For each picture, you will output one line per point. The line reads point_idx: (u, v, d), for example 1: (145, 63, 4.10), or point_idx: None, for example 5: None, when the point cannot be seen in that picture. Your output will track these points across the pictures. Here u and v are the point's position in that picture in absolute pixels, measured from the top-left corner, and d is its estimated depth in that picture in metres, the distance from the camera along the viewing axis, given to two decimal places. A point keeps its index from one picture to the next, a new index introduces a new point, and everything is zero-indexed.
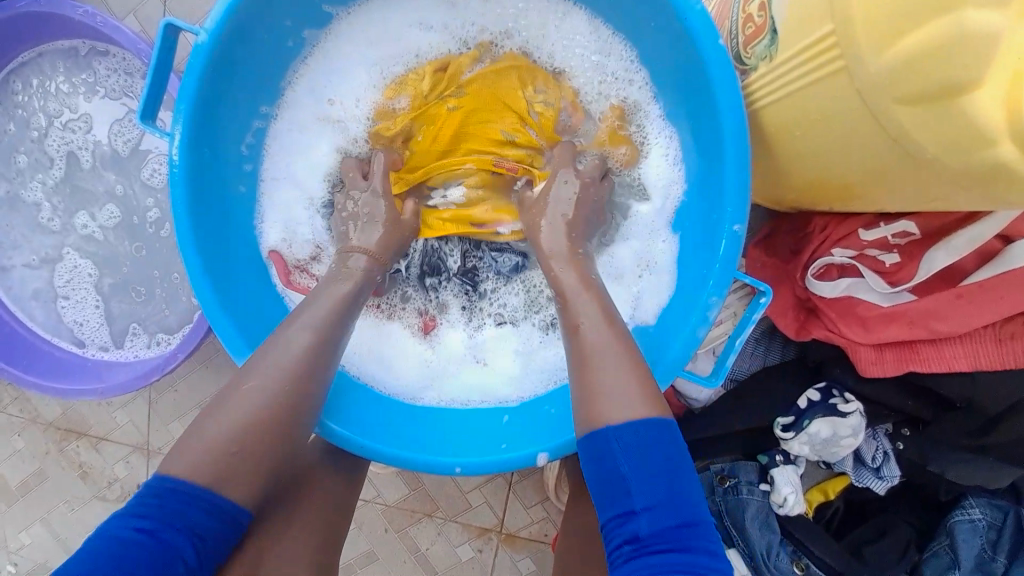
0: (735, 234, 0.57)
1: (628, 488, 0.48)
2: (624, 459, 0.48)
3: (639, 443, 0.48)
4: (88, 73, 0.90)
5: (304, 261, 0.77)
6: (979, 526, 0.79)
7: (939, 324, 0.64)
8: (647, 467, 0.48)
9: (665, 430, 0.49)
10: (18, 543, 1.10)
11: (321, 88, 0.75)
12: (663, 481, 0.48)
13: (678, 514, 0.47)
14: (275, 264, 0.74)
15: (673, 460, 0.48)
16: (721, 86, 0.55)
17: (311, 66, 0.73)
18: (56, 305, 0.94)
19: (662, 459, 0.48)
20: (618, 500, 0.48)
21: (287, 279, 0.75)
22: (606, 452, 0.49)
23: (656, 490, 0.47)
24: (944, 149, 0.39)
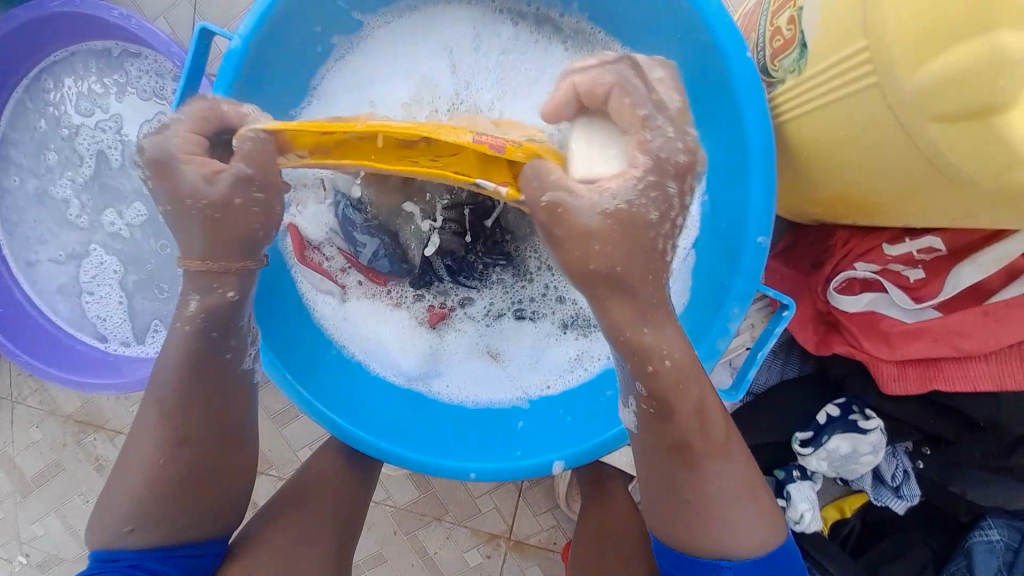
0: (758, 247, 0.57)
1: (716, 558, 0.53)
2: (710, 536, 0.52)
3: (723, 506, 0.52)
4: (119, 73, 0.93)
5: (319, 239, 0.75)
6: (995, 547, 0.77)
7: (963, 342, 0.64)
8: (731, 542, 0.52)
9: (746, 501, 0.53)
10: (33, 533, 1.12)
11: (345, 92, 0.76)
12: (741, 542, 0.52)
13: (758, 568, 0.53)
14: (292, 236, 0.72)
15: (749, 528, 0.53)
16: (747, 100, 0.56)
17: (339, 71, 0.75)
18: (81, 300, 0.96)
19: (743, 524, 0.52)
20: (704, 566, 0.53)
21: (302, 254, 0.73)
22: (687, 529, 0.53)
23: (742, 556, 0.52)
24: (978, 168, 0.39)
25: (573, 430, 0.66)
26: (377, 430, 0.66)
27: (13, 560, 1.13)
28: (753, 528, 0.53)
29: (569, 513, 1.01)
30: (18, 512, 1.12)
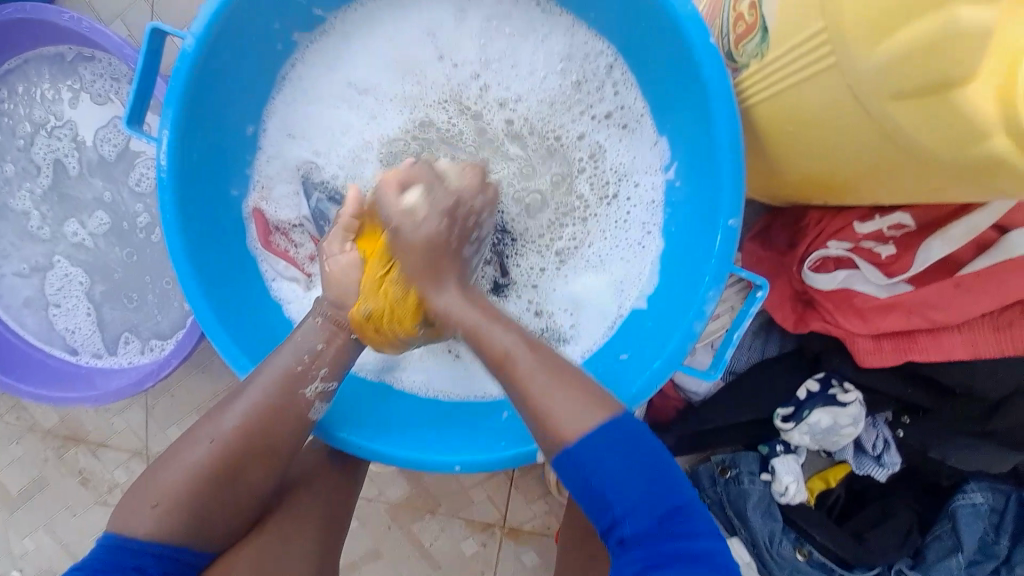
0: (730, 229, 0.56)
1: (607, 502, 0.49)
2: (599, 477, 0.49)
3: (604, 451, 0.49)
4: (73, 79, 0.89)
5: (285, 223, 0.75)
6: (981, 510, 0.80)
7: (936, 313, 0.64)
8: (613, 479, 0.49)
9: (625, 424, 0.51)
10: (20, 551, 1.10)
11: (314, 96, 0.74)
12: (640, 479, 0.49)
13: (657, 508, 0.49)
14: (255, 222, 0.73)
15: (642, 452, 0.50)
16: (713, 82, 0.54)
17: (302, 72, 0.73)
18: (47, 314, 0.93)
19: (623, 452, 0.50)
20: (599, 512, 0.50)
21: (265, 239, 0.73)
22: (579, 467, 0.50)
23: (634, 494, 0.49)
24: (942, 143, 0.39)
25: None
26: (359, 423, 0.66)
27: None
28: (651, 462, 0.50)
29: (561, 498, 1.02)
30: (2, 531, 1.10)
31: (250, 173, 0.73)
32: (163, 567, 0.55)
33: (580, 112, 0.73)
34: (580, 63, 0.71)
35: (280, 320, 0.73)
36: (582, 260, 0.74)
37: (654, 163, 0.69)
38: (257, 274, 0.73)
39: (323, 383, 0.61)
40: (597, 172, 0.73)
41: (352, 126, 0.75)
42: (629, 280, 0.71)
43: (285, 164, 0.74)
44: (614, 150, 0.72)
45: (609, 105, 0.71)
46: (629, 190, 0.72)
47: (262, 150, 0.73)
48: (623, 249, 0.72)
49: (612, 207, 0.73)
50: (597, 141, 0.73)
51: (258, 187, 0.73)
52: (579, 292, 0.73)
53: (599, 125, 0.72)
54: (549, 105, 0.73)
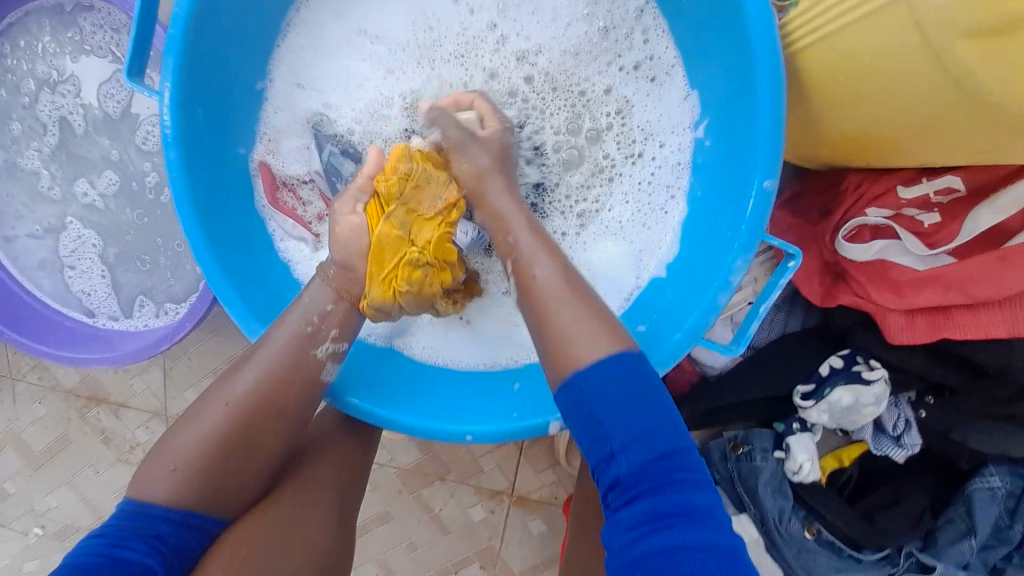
0: (764, 193, 0.53)
1: (606, 432, 0.47)
2: (601, 403, 0.47)
3: (608, 386, 0.47)
4: (74, 30, 0.86)
5: (292, 180, 0.74)
6: (998, 494, 0.78)
7: (976, 288, 0.61)
8: (621, 414, 0.46)
9: (627, 364, 0.48)
10: (46, 506, 1.14)
11: (327, 47, 0.72)
12: (635, 416, 0.46)
13: (652, 449, 0.45)
14: (263, 176, 0.71)
15: (647, 398, 0.47)
16: (757, 30, 0.50)
17: (311, 20, 0.71)
18: (63, 275, 0.93)
19: (628, 397, 0.47)
20: (598, 443, 0.47)
21: (273, 197, 0.72)
22: (585, 407, 0.48)
23: (636, 430, 0.46)
24: (1018, 88, 0.36)
25: None
26: (375, 393, 0.65)
27: (29, 530, 1.15)
28: (655, 407, 0.47)
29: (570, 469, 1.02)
30: (29, 486, 1.14)
31: (257, 125, 0.72)
32: (180, 534, 0.55)
33: (607, 64, 0.70)
34: (610, 9, 0.68)
35: (286, 286, 0.71)
36: (607, 220, 0.71)
37: (682, 115, 0.66)
38: (264, 233, 0.71)
39: (334, 344, 0.61)
40: (624, 129, 0.70)
41: (362, 78, 0.72)
42: (649, 247, 0.68)
43: (297, 118, 0.73)
44: (641, 107, 0.69)
45: (637, 56, 0.68)
46: (654, 150, 0.69)
47: (268, 102, 0.72)
48: (646, 212, 0.69)
49: (639, 161, 0.70)
50: (624, 95, 0.70)
51: (264, 140, 0.72)
52: (601, 252, 0.71)
53: (627, 77, 0.69)
54: (574, 57, 0.70)
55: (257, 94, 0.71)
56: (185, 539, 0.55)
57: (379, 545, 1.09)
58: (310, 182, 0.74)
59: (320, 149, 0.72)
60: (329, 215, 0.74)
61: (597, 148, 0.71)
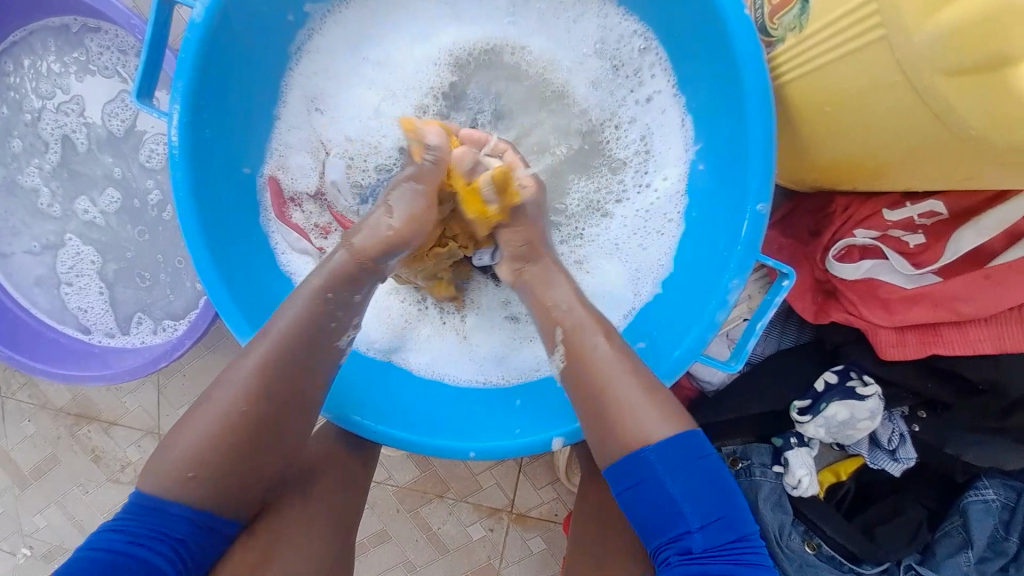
0: (758, 215, 0.55)
1: (680, 510, 0.51)
2: (673, 483, 0.51)
3: (677, 462, 0.51)
4: (80, 51, 0.88)
5: (298, 194, 0.75)
6: (992, 507, 0.79)
7: (963, 306, 0.63)
8: (690, 488, 0.51)
9: (699, 443, 0.52)
10: (35, 526, 1.12)
11: (339, 71, 0.73)
12: (707, 494, 0.51)
13: (723, 525, 0.50)
14: (270, 192, 0.72)
15: (716, 481, 0.52)
16: (744, 56, 0.53)
17: (323, 45, 0.72)
18: (60, 291, 0.93)
19: (700, 468, 0.51)
20: (672, 522, 0.51)
21: (281, 211, 0.73)
22: (642, 466, 0.52)
23: (708, 509, 0.51)
24: (988, 126, 0.39)
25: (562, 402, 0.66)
26: (377, 412, 0.65)
27: (16, 551, 1.13)
28: (717, 484, 0.52)
29: (569, 485, 1.02)
30: (16, 505, 1.11)
31: (268, 139, 0.72)
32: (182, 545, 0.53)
33: (625, 98, 0.71)
34: (615, 47, 0.70)
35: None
36: (617, 239, 0.72)
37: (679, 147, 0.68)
38: (266, 246, 0.71)
39: None
40: (640, 160, 0.71)
41: (369, 102, 0.74)
42: (646, 268, 0.69)
43: (303, 136, 0.74)
44: (654, 137, 0.70)
45: (650, 89, 0.69)
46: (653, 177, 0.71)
47: (280, 118, 0.73)
48: (642, 236, 0.70)
49: (648, 186, 0.71)
50: (645, 123, 0.71)
51: (273, 151, 0.73)
52: (618, 265, 0.71)
53: (642, 109, 0.71)
54: (603, 91, 0.72)
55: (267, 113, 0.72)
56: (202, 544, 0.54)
57: (376, 563, 1.07)
58: (316, 197, 0.76)
59: (331, 169, 0.75)
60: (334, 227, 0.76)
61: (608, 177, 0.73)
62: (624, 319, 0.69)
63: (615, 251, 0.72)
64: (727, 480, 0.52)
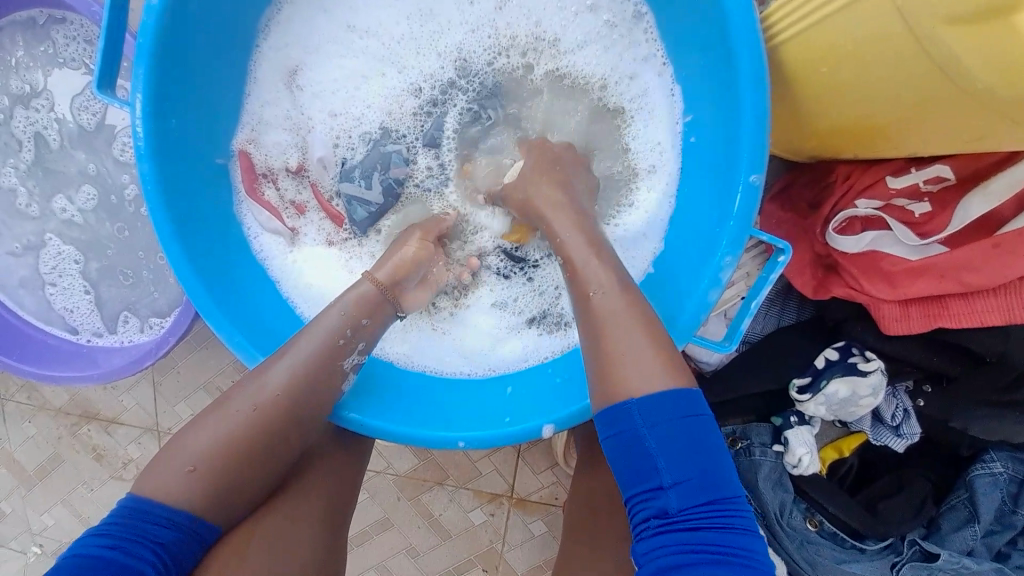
0: (751, 186, 0.52)
1: (656, 465, 0.47)
2: (652, 437, 0.47)
3: (667, 419, 0.47)
4: (46, 44, 0.84)
5: (274, 169, 0.73)
6: (999, 480, 0.77)
7: (970, 276, 0.60)
8: (672, 446, 0.47)
9: (691, 401, 0.48)
10: (42, 524, 1.12)
11: (313, 42, 0.71)
12: (691, 457, 0.47)
13: (704, 491, 0.46)
14: (241, 166, 0.70)
15: (700, 440, 0.48)
16: (734, 11, 0.49)
17: (293, 16, 0.69)
18: (45, 292, 0.91)
19: (686, 425, 0.47)
20: (646, 477, 0.48)
21: (252, 186, 0.70)
22: (626, 424, 0.48)
23: (687, 468, 0.47)
24: (1002, 78, 0.37)
25: (564, 391, 0.63)
26: (371, 404, 0.63)
27: (26, 550, 1.14)
28: (706, 445, 0.48)
29: (569, 469, 1.01)
30: (23, 506, 1.12)
31: (239, 116, 0.70)
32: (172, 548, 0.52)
33: (622, 57, 0.67)
34: (609, 7, 0.66)
35: (272, 292, 0.70)
36: (611, 214, 0.69)
37: (676, 110, 0.65)
38: (240, 231, 0.69)
39: (360, 356, 0.62)
40: (639, 118, 0.67)
41: (354, 72, 0.72)
42: (636, 243, 0.67)
43: (277, 117, 0.72)
44: (651, 99, 0.66)
45: (647, 50, 0.65)
46: (650, 149, 0.67)
47: (251, 93, 0.70)
48: (635, 210, 0.68)
49: (647, 156, 0.67)
50: (644, 82, 0.66)
51: (249, 125, 0.71)
52: (615, 240, 0.68)
53: (644, 66, 0.66)
54: (598, 51, 0.68)
55: (236, 94, 0.69)
56: (185, 548, 0.53)
57: (380, 551, 1.08)
58: (296, 173, 0.73)
59: (317, 143, 0.73)
60: (314, 207, 0.74)
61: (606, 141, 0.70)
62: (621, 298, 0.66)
63: (611, 228, 0.69)
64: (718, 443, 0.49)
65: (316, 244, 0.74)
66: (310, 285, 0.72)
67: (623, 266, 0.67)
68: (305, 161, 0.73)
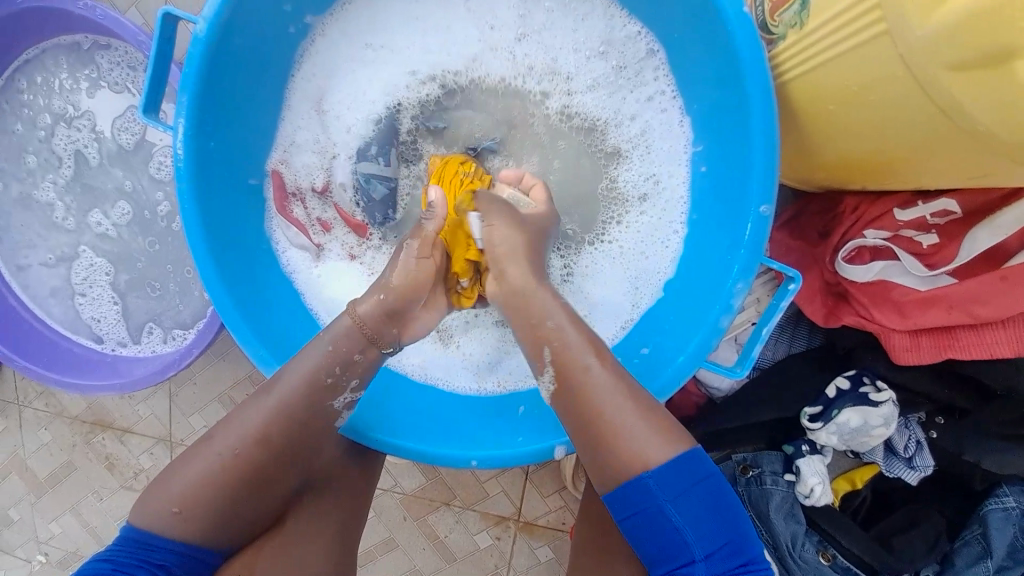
0: (762, 216, 0.54)
1: (686, 541, 0.50)
2: (675, 511, 0.50)
3: (682, 486, 0.50)
4: (92, 68, 0.90)
5: (301, 189, 0.76)
6: (1012, 515, 0.76)
7: (981, 308, 0.61)
8: (692, 514, 0.50)
9: (699, 464, 0.51)
10: (50, 533, 1.13)
11: (338, 65, 0.74)
12: (711, 521, 0.50)
13: (730, 553, 0.50)
14: (274, 184, 0.74)
15: (717, 497, 0.51)
16: (744, 53, 0.52)
17: (323, 49, 0.73)
18: (74, 302, 0.94)
19: (702, 489, 0.50)
20: (674, 552, 0.50)
21: (282, 204, 0.74)
22: (648, 500, 0.50)
23: (715, 535, 0.50)
24: (1003, 120, 0.38)
25: None
26: (369, 419, 0.64)
27: (33, 559, 1.14)
28: (720, 503, 0.51)
29: (576, 493, 1.01)
30: (34, 513, 1.13)
31: (273, 138, 0.74)
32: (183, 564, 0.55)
33: (626, 99, 0.71)
34: (620, 50, 0.70)
35: (297, 307, 0.72)
36: (617, 244, 0.71)
37: (679, 149, 0.68)
38: (270, 248, 0.72)
39: (352, 394, 0.59)
40: (640, 152, 0.71)
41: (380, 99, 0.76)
42: (645, 274, 0.69)
43: (303, 143, 0.76)
44: (653, 138, 0.70)
45: (653, 90, 0.69)
46: (654, 185, 0.70)
47: (285, 117, 0.74)
48: (643, 245, 0.70)
49: (654, 188, 0.70)
50: (646, 121, 0.70)
51: (283, 145, 0.75)
52: (623, 268, 0.70)
53: (648, 107, 0.70)
54: (606, 95, 0.72)
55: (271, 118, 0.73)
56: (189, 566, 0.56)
57: (384, 571, 1.07)
58: (321, 194, 0.77)
59: (338, 169, 0.76)
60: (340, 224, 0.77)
61: (612, 175, 0.72)
62: (628, 326, 0.69)
63: (621, 256, 0.71)
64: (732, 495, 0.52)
65: (341, 260, 0.77)
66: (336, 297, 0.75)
67: (626, 297, 0.69)
68: (331, 180, 0.77)
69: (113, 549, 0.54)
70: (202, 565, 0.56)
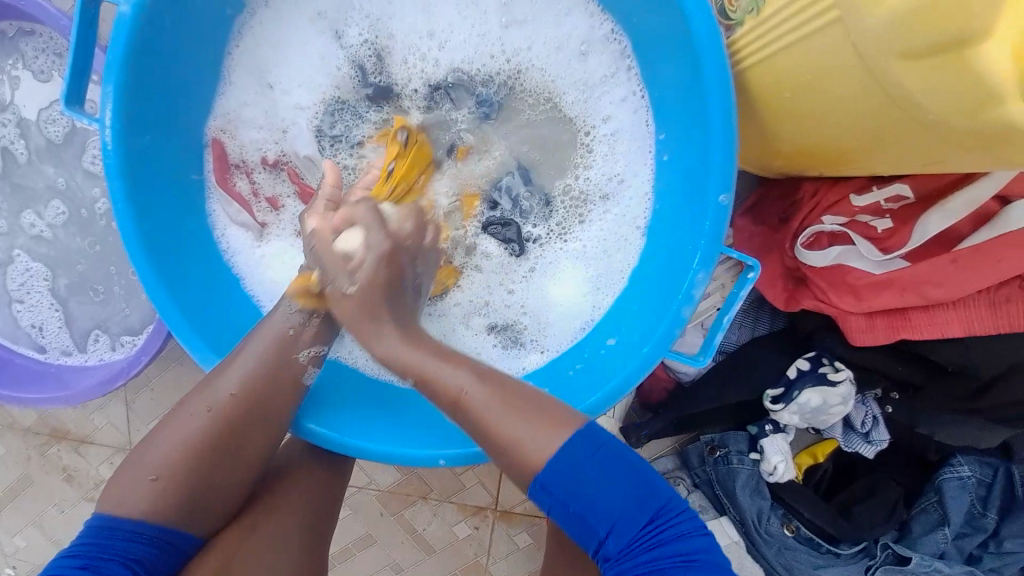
0: (721, 206, 0.53)
1: (591, 523, 0.48)
2: (574, 501, 0.48)
3: (574, 475, 0.48)
4: (13, 57, 0.83)
5: (247, 161, 0.72)
6: (967, 483, 0.80)
7: (933, 290, 0.63)
8: (591, 494, 0.48)
9: (591, 439, 0.49)
10: (12, 548, 1.08)
11: (289, 35, 0.70)
12: (615, 490, 0.48)
13: (636, 515, 0.47)
14: (215, 155, 0.70)
15: (619, 468, 0.48)
16: (703, 45, 0.51)
17: (268, 20, 0.69)
18: (11, 310, 0.88)
19: (597, 462, 0.48)
20: (587, 534, 0.48)
21: (224, 176, 0.70)
22: (561, 505, 0.48)
23: (615, 513, 0.48)
24: (955, 111, 0.38)
25: None
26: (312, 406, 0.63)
27: None
28: (632, 476, 0.48)
29: None
30: None
31: (210, 108, 0.69)
32: (155, 560, 0.53)
33: (600, 100, 0.69)
34: (598, 55, 0.67)
35: (239, 293, 0.69)
36: (590, 248, 0.70)
37: (643, 146, 0.67)
38: (215, 246, 0.69)
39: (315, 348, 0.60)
40: (605, 144, 0.70)
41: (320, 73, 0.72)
42: (607, 276, 0.69)
43: (254, 138, 0.72)
44: (621, 140, 0.69)
45: (625, 91, 0.67)
46: (618, 186, 0.69)
47: (226, 92, 0.70)
48: (606, 240, 0.70)
49: (619, 184, 0.69)
50: (618, 123, 0.68)
51: (229, 111, 0.70)
52: (594, 267, 0.70)
53: (623, 104, 0.68)
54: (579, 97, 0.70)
55: (209, 96, 0.69)
56: (157, 563, 0.53)
57: (363, 567, 1.06)
58: (272, 167, 0.73)
59: (299, 143, 0.73)
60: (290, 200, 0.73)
61: (570, 180, 0.71)
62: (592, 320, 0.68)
63: (594, 256, 0.70)
64: (639, 468, 0.49)
65: (284, 239, 0.72)
66: (274, 280, 0.71)
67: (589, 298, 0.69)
68: (283, 155, 0.73)
69: (78, 546, 0.51)
70: (171, 560, 0.55)
